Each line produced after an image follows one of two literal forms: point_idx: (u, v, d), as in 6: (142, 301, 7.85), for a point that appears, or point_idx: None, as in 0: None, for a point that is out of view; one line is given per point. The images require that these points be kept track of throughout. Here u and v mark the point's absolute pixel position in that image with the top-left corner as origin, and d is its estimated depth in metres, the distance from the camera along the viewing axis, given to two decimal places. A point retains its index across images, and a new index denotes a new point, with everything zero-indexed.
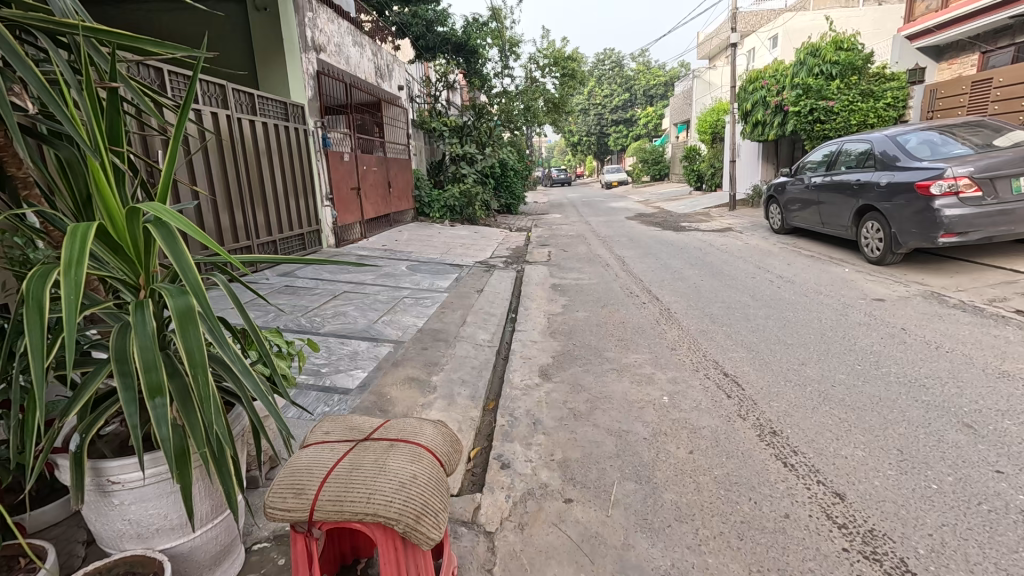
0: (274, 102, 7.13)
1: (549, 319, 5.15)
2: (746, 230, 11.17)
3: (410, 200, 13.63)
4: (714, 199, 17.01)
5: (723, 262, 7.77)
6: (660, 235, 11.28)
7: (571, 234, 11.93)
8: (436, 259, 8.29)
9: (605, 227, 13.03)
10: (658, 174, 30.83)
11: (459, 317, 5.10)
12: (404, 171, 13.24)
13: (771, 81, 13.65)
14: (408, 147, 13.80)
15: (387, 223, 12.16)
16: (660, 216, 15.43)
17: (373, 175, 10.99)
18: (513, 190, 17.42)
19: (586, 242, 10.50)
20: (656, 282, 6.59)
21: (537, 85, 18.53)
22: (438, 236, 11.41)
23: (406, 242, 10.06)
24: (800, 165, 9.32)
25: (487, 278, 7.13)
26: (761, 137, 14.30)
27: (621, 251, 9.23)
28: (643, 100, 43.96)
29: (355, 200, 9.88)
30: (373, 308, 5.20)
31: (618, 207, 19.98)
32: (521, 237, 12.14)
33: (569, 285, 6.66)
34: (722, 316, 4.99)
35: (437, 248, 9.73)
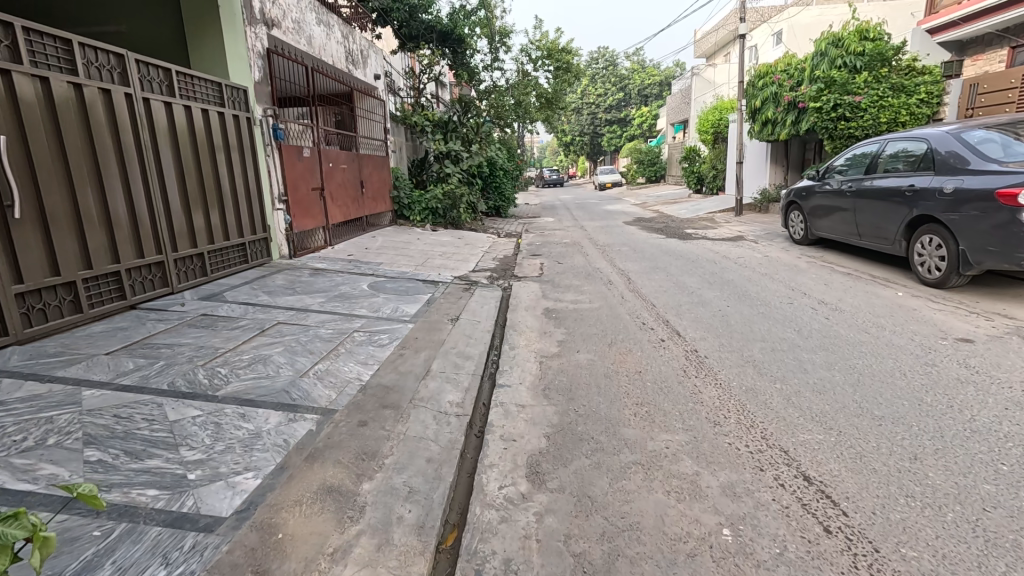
0: (204, 81, 5.77)
1: (541, 366, 3.91)
2: (761, 239, 10.01)
3: (386, 201, 12.28)
4: (718, 204, 15.89)
5: (746, 280, 6.58)
6: (665, 244, 10.08)
7: (565, 242, 10.71)
8: (407, 273, 7.01)
9: (602, 234, 11.82)
10: (653, 176, 29.75)
11: (422, 364, 3.85)
12: (379, 169, 11.89)
13: (783, 77, 12.61)
14: (385, 143, 12.49)
15: (359, 227, 10.80)
16: (662, 221, 14.27)
17: (342, 174, 9.63)
18: (503, 192, 16.16)
19: (582, 252, 9.30)
20: (672, 308, 5.39)
21: (529, 80, 17.34)
22: (417, 243, 10.14)
23: (377, 251, 8.78)
24: (828, 167, 8.14)
25: (466, 299, 5.88)
26: (772, 137, 13.26)
27: (624, 264, 8.02)
28: (638, 100, 42.91)
29: (319, 203, 8.53)
30: (308, 350, 3.93)
31: (615, 211, 18.79)
32: (510, 245, 10.89)
33: (566, 312, 5.43)
34: (770, 364, 3.79)
35: (412, 258, 8.44)
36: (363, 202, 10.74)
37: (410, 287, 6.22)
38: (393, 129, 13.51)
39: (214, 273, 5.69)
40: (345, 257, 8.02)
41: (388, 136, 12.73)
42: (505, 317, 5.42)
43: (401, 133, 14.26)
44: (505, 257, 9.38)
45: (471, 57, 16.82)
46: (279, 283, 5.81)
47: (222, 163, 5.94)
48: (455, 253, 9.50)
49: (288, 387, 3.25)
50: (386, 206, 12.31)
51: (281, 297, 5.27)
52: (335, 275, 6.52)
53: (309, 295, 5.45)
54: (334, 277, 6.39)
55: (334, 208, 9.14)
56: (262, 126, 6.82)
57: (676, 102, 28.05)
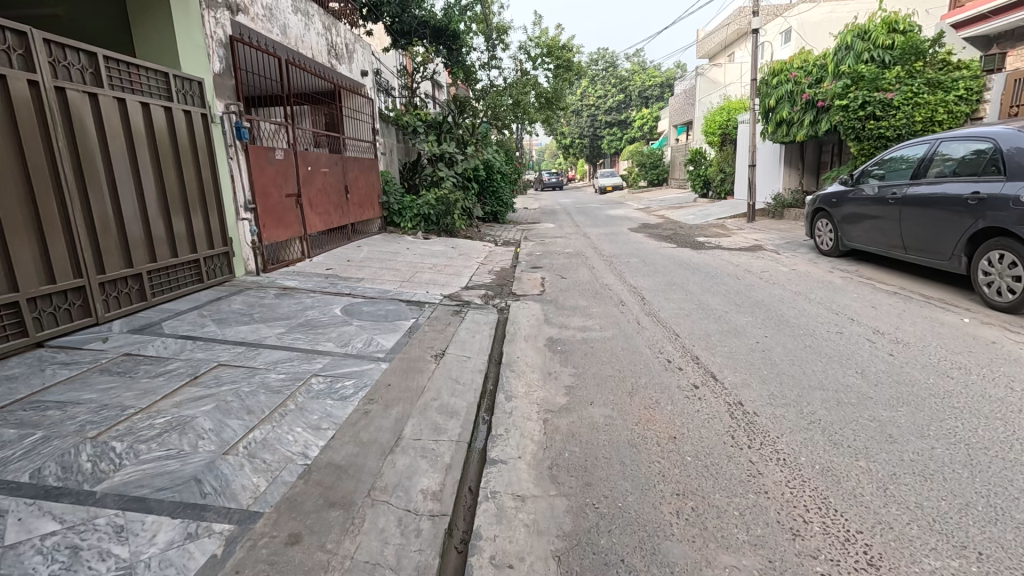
0: (147, 70, 4.89)
1: (545, 429, 3.05)
2: (782, 249, 9.17)
3: (374, 207, 11.44)
4: (728, 209, 15.07)
5: (777, 300, 5.73)
6: (677, 254, 9.24)
7: (567, 251, 9.86)
8: (391, 293, 6.14)
9: (607, 242, 10.98)
10: (655, 179, 28.96)
11: (392, 427, 2.98)
12: (367, 173, 11.05)
13: (799, 74, 11.83)
14: (374, 145, 11.64)
15: (344, 236, 9.95)
16: (669, 227, 13.45)
17: (324, 178, 8.78)
18: (501, 196, 15.30)
19: (586, 264, 8.47)
20: (700, 338, 4.54)
21: (527, 78, 16.52)
22: (407, 254, 9.28)
23: (361, 264, 7.92)
24: (863, 170, 7.30)
25: (456, 326, 5.02)
26: (787, 139, 12.46)
27: (634, 277, 7.18)
28: (638, 101, 42.11)
29: (297, 211, 7.68)
30: (247, 407, 3.06)
31: (618, 215, 17.99)
32: (508, 255, 10.06)
33: (572, 343, 4.56)
34: (841, 427, 2.93)
35: (398, 272, 7.57)
36: (348, 208, 9.88)
37: (391, 311, 5.36)
38: (383, 130, 12.66)
39: (156, 297, 4.80)
40: (322, 272, 7.15)
41: (378, 138, 11.88)
42: (500, 350, 4.55)
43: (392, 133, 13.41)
44: (502, 269, 8.55)
45: (467, 54, 16.00)
46: (235, 308, 4.95)
47: (170, 167, 5.07)
48: (447, 264, 8.66)
49: (202, 472, 2.38)
50: (375, 213, 11.46)
51: (233, 327, 4.41)
52: (306, 295, 5.66)
53: (268, 324, 4.59)
54: (303, 298, 5.53)
55: (313, 216, 8.30)
56: (223, 123, 5.95)
57: (679, 103, 27.26)
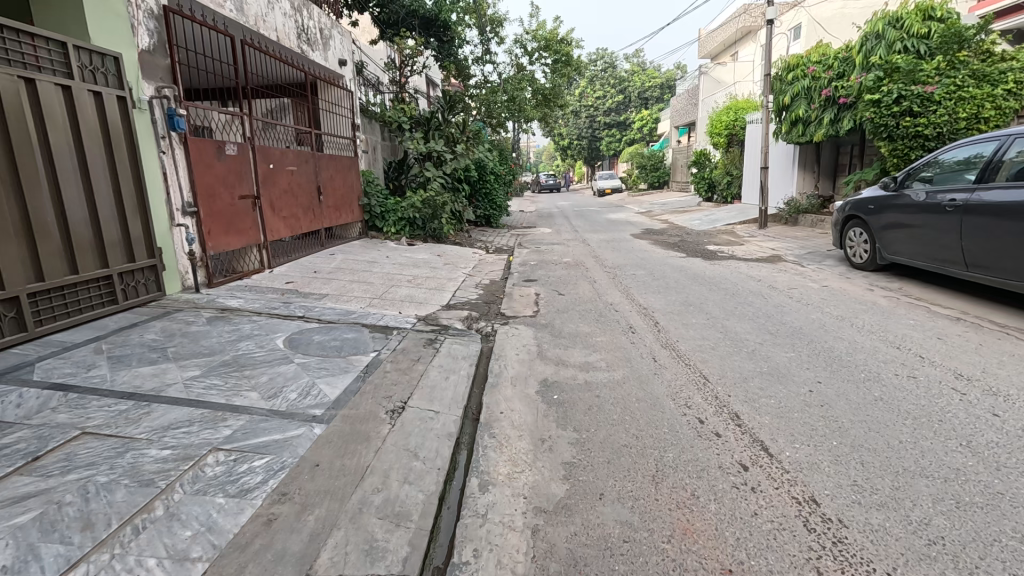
0: (38, 39, 3.88)
1: (533, 552, 2.04)
2: (805, 260, 8.21)
3: (354, 210, 10.43)
4: (736, 214, 14.13)
5: (819, 328, 4.76)
6: (688, 264, 8.28)
7: (566, 261, 8.90)
8: (355, 315, 5.13)
9: (610, 250, 10.02)
10: (656, 181, 28.06)
11: (301, 552, 1.97)
12: (346, 172, 10.05)
13: (818, 68, 10.90)
14: (354, 142, 10.66)
15: (318, 242, 8.96)
16: (675, 233, 12.53)
17: (290, 177, 7.77)
18: (495, 198, 14.29)
19: (586, 276, 7.50)
20: (735, 384, 3.55)
21: (523, 73, 15.55)
22: (385, 263, 8.27)
23: (330, 276, 6.91)
24: (907, 172, 6.34)
25: (427, 363, 4.01)
26: (803, 139, 11.54)
27: (643, 294, 6.21)
28: (637, 103, 40.74)
29: (254, 215, 6.67)
30: (86, 515, 2.04)
31: (619, 220, 17.04)
32: (500, 264, 9.07)
33: (573, 390, 3.57)
34: (982, 556, 1.94)
35: (370, 287, 6.58)
36: (322, 211, 8.88)
37: (349, 341, 4.35)
38: (365, 126, 11.67)
39: (42, 327, 3.83)
40: (280, 287, 6.14)
41: (359, 134, 10.90)
42: (481, 398, 3.56)
43: (376, 131, 12.43)
44: (492, 281, 7.57)
45: (459, 47, 15.04)
46: (147, 340, 3.93)
47: (70, 161, 4.07)
48: (430, 275, 7.67)
49: None
50: (354, 216, 10.44)
51: (132, 369, 3.40)
52: (248, 319, 4.65)
53: (181, 362, 3.57)
54: (243, 323, 4.52)
55: (276, 220, 7.30)
56: (150, 110, 4.94)
57: (681, 104, 26.38)
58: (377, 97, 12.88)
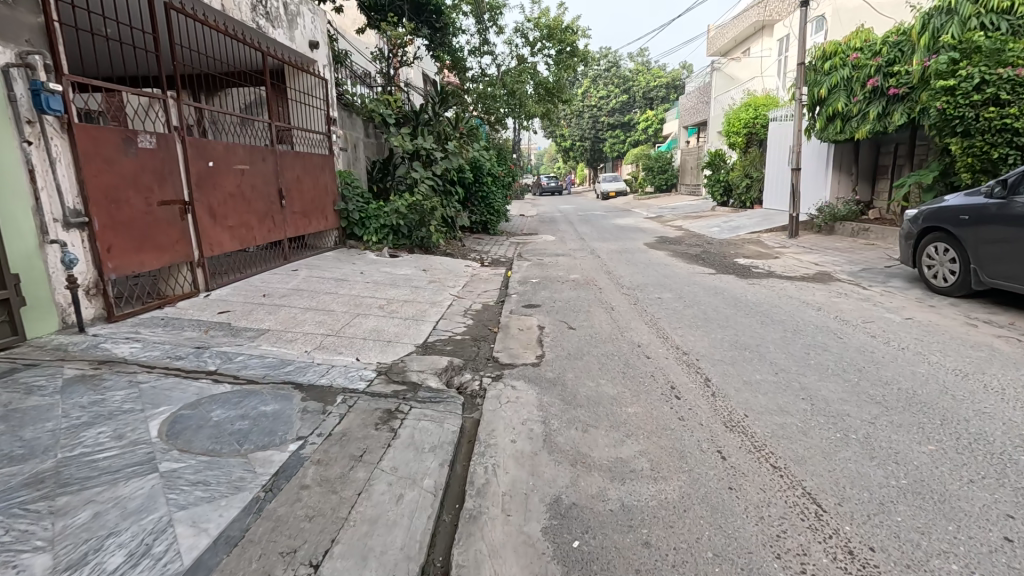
0: None
1: None
2: (863, 280, 6.83)
3: (328, 216, 9.03)
4: (760, 221, 12.77)
5: (939, 393, 3.36)
6: (722, 283, 6.89)
7: (574, 277, 7.51)
8: (292, 368, 3.72)
9: (624, 263, 8.63)
10: (664, 184, 26.69)
11: None
12: (318, 173, 8.67)
13: (862, 56, 9.55)
14: (330, 138, 9.28)
15: (279, 255, 7.57)
16: (693, 243, 11.19)
17: (239, 179, 6.37)
18: (492, 203, 12.89)
19: (600, 301, 6.11)
20: (874, 522, 2.15)
21: (525, 65, 14.17)
22: (357, 281, 6.87)
23: (279, 303, 5.50)
24: (1019, 174, 4.91)
25: (373, 464, 2.59)
26: (842, 136, 10.20)
27: (678, 331, 4.81)
28: (642, 104, 39.01)
29: (182, 225, 5.27)
30: None
31: (628, 226, 15.70)
32: (497, 281, 7.70)
33: (603, 530, 2.16)
34: None
35: (329, 317, 5.17)
36: (284, 219, 7.49)
37: (264, 418, 2.94)
38: (345, 121, 10.29)
39: None
40: (206, 320, 4.72)
41: (337, 129, 9.52)
42: (452, 544, 2.15)
43: (359, 126, 11.06)
44: (486, 305, 6.18)
45: (454, 36, 13.68)
46: None
47: None
48: (410, 298, 6.26)
49: None
50: (328, 223, 9.04)
51: None
52: (128, 379, 3.25)
53: None
54: (116, 387, 3.13)
55: (216, 231, 5.90)
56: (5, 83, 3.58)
57: (691, 103, 25.00)
58: (361, 90, 11.55)
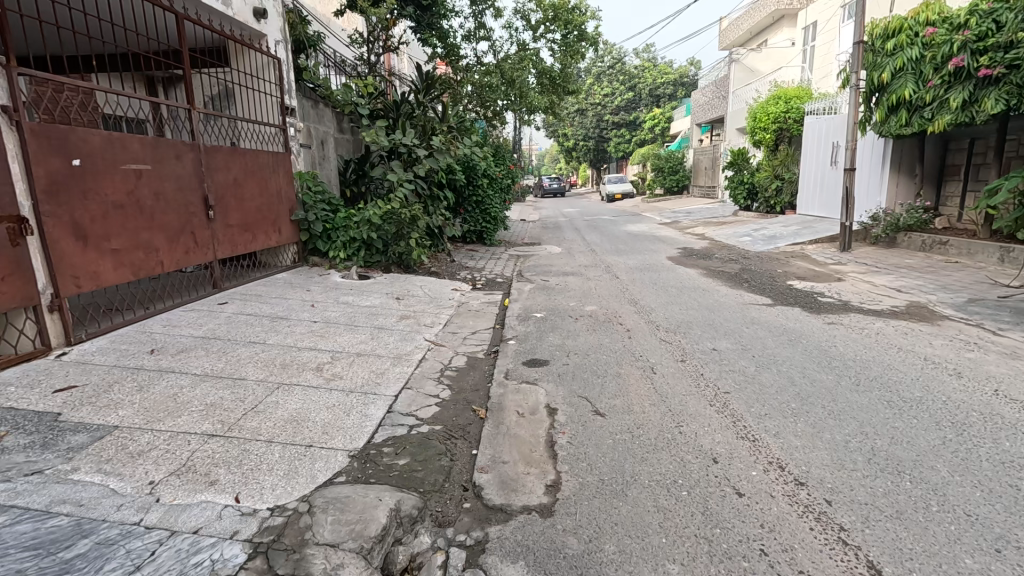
0: None
1: None
2: (981, 317, 5.10)
3: (283, 228, 7.29)
4: (799, 230, 11.03)
5: None
6: (789, 323, 5.14)
7: (590, 311, 5.77)
8: (84, 543, 1.98)
9: (651, 287, 6.87)
10: (675, 186, 25.01)
11: None
12: (268, 174, 6.92)
13: (937, 31, 7.81)
14: (287, 132, 7.53)
15: (207, 281, 5.81)
16: (725, 258, 9.48)
17: (133, 183, 4.64)
18: (488, 209, 11.11)
19: (631, 354, 4.37)
20: None
21: (527, 51, 12.39)
22: (302, 320, 5.13)
23: (165, 367, 3.76)
24: None
25: None
26: (908, 130, 8.50)
27: (767, 425, 3.07)
28: (649, 101, 37.52)
29: (13, 252, 3.54)
30: None
31: (642, 232, 14.03)
32: (492, 314, 5.98)
33: None
34: None
35: (230, 394, 3.42)
36: (212, 234, 5.75)
37: None
38: (313, 113, 8.56)
39: None
40: (22, 412, 2.99)
41: (295, 121, 7.75)
42: None
43: (332, 119, 9.34)
44: (472, 360, 4.46)
45: (445, 17, 11.92)
46: None
47: None
48: (368, 348, 4.53)
49: None
50: (283, 236, 7.29)
51: None
52: None
53: None
54: None
55: (89, 257, 4.16)
56: None
57: (704, 99, 23.25)
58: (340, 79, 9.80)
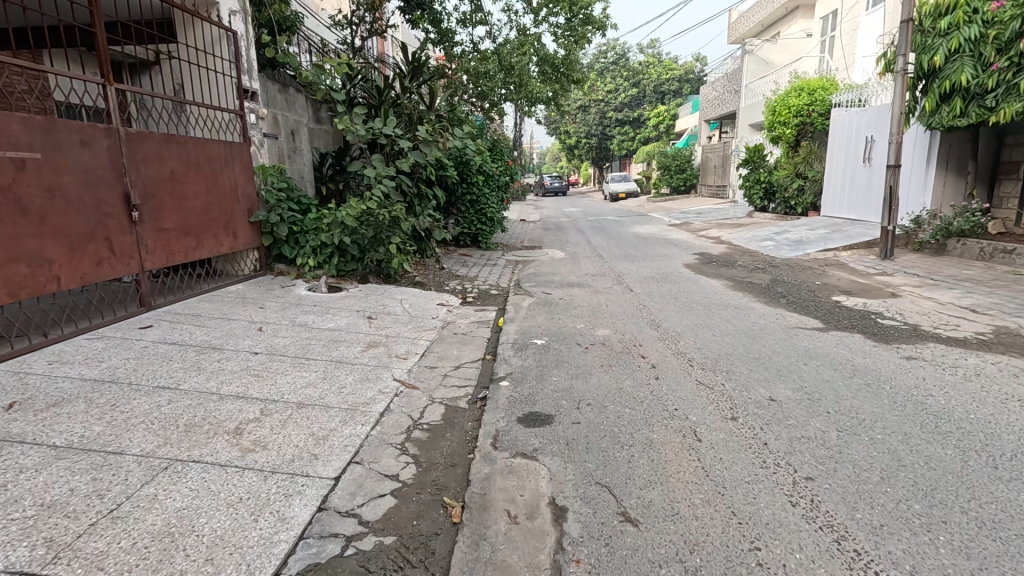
0: None
1: None
2: None
3: (240, 232, 6.19)
4: (829, 234, 9.93)
5: None
6: (856, 357, 4.05)
7: (603, 338, 4.68)
8: None
9: (673, 304, 5.78)
10: (682, 185, 23.95)
11: None
12: (220, 169, 5.83)
13: (1004, 6, 6.72)
14: (245, 119, 6.40)
15: (133, 297, 4.74)
16: (750, 266, 8.40)
17: (9, 175, 3.58)
18: (484, 209, 9.99)
19: (662, 407, 3.28)
20: None
21: (528, 36, 11.29)
22: (239, 351, 4.04)
23: (16, 433, 2.68)
24: None
25: None
26: (963, 121, 7.43)
27: (894, 552, 1.98)
28: (654, 97, 36.39)
29: None
30: None
31: (652, 235, 12.96)
32: (481, 339, 4.90)
33: None
34: None
35: (87, 484, 2.33)
36: (137, 240, 4.66)
37: None
38: (283, 99, 7.45)
39: None
40: None
41: (255, 106, 6.62)
42: None
43: (307, 108, 8.23)
44: (451, 413, 3.37)
45: None
46: None
47: None
48: (315, 394, 3.44)
49: None
50: (240, 241, 6.19)
51: None
52: None
53: None
54: None
55: None
56: None
57: (714, 94, 22.14)
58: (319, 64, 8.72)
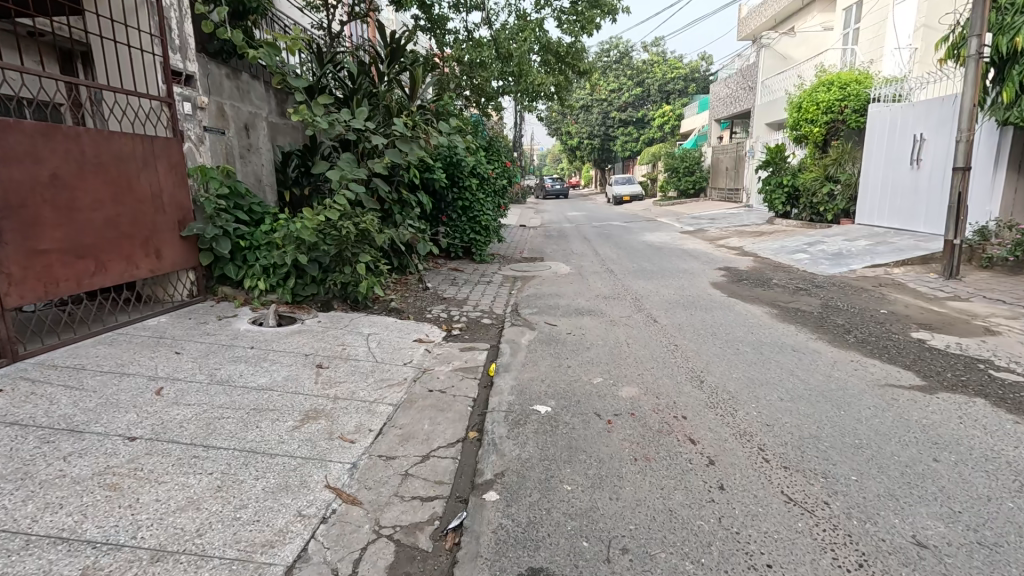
0: None
1: None
2: None
3: (167, 251, 4.92)
4: (873, 246, 8.66)
5: None
6: (1004, 446, 2.79)
7: (629, 403, 3.42)
8: None
9: (714, 346, 4.51)
10: (691, 188, 22.72)
11: None
12: (134, 170, 4.56)
13: None
14: (176, 110, 5.12)
15: None
16: (790, 285, 7.13)
17: None
18: (478, 217, 8.70)
19: (746, 561, 2.01)
20: None
21: (529, 20, 9.98)
22: (107, 437, 2.78)
23: None
24: None
25: None
26: None
27: None
28: (659, 97, 35.17)
29: None
30: None
31: (665, 245, 11.71)
32: (465, 401, 3.63)
33: None
34: None
35: None
36: None
37: None
38: (235, 87, 6.17)
39: None
40: None
41: (190, 94, 5.33)
42: None
43: (269, 99, 6.95)
44: (404, 566, 2.10)
45: None
46: None
47: None
48: (190, 528, 2.17)
49: None
50: (167, 261, 4.92)
51: None
52: None
53: None
54: None
55: None
56: None
57: (726, 91, 20.88)
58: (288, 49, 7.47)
